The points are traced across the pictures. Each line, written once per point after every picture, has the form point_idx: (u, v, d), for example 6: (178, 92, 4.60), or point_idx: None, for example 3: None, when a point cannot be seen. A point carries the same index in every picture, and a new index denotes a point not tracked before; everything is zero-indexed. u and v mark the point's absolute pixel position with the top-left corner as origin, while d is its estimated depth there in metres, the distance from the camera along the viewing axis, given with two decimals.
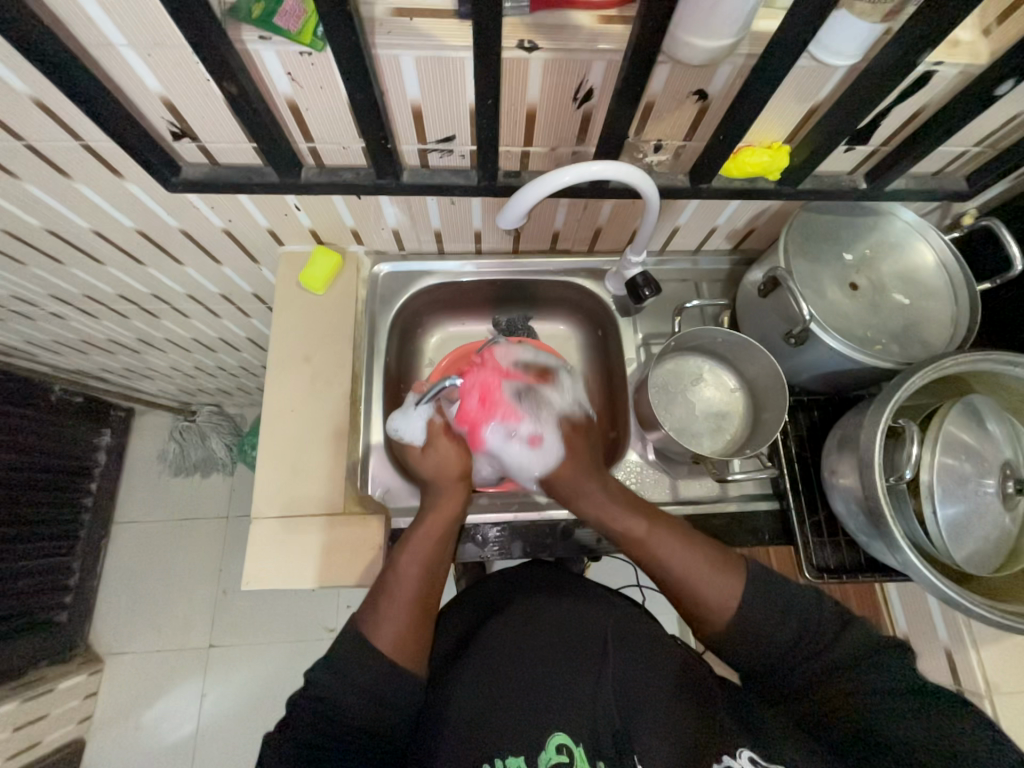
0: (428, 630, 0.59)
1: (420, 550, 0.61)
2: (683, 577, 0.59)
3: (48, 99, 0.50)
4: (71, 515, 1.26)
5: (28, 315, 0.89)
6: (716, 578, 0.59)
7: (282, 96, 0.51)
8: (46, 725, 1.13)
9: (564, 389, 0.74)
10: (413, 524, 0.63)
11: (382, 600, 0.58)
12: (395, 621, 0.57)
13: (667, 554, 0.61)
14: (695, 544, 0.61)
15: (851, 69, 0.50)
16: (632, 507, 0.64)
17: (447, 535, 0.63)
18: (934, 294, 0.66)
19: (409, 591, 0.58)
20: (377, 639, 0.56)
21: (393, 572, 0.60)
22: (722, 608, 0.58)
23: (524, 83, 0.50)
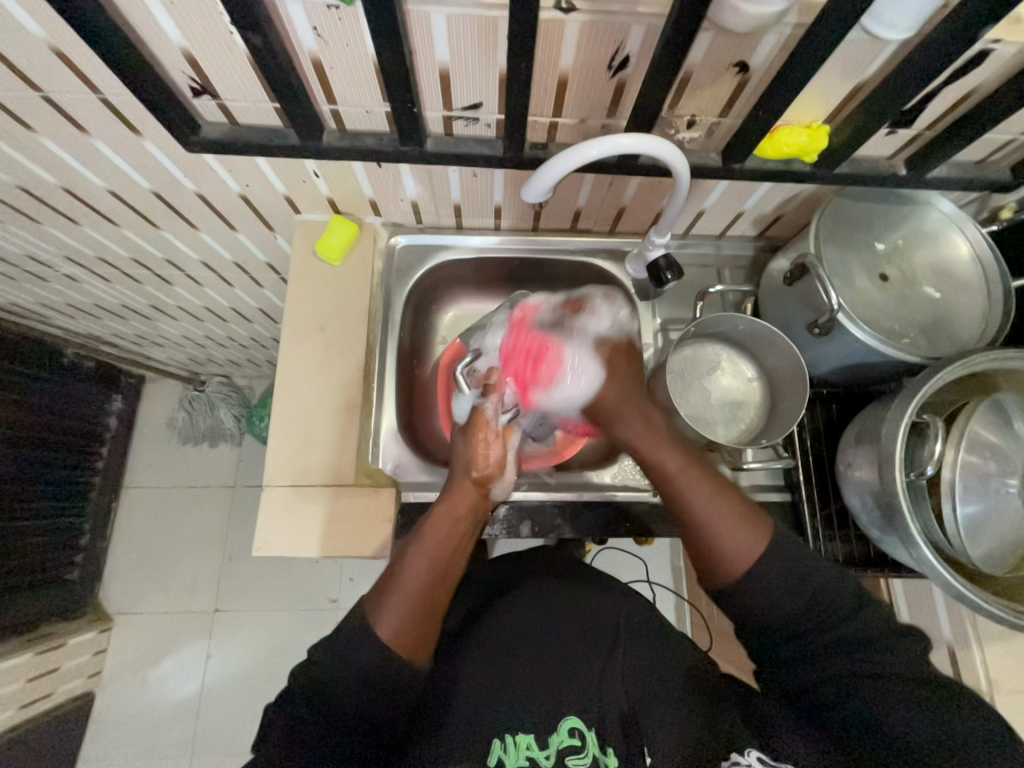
0: (432, 627, 0.58)
1: (429, 544, 0.60)
2: (704, 518, 0.58)
3: (65, 47, 0.48)
4: (82, 477, 1.28)
5: (42, 275, 0.89)
6: (741, 531, 0.57)
7: (306, 53, 0.49)
8: (58, 677, 1.17)
9: (599, 314, 0.75)
10: (426, 516, 0.63)
11: (387, 589, 0.58)
12: (398, 612, 0.57)
13: (696, 490, 0.60)
14: (728, 491, 0.60)
15: (903, 43, 0.47)
16: (666, 445, 0.63)
17: (461, 532, 0.62)
18: (968, 289, 0.64)
19: (414, 585, 0.58)
20: (377, 627, 0.56)
21: (400, 564, 0.60)
22: (738, 555, 0.56)
23: (558, 47, 0.48)
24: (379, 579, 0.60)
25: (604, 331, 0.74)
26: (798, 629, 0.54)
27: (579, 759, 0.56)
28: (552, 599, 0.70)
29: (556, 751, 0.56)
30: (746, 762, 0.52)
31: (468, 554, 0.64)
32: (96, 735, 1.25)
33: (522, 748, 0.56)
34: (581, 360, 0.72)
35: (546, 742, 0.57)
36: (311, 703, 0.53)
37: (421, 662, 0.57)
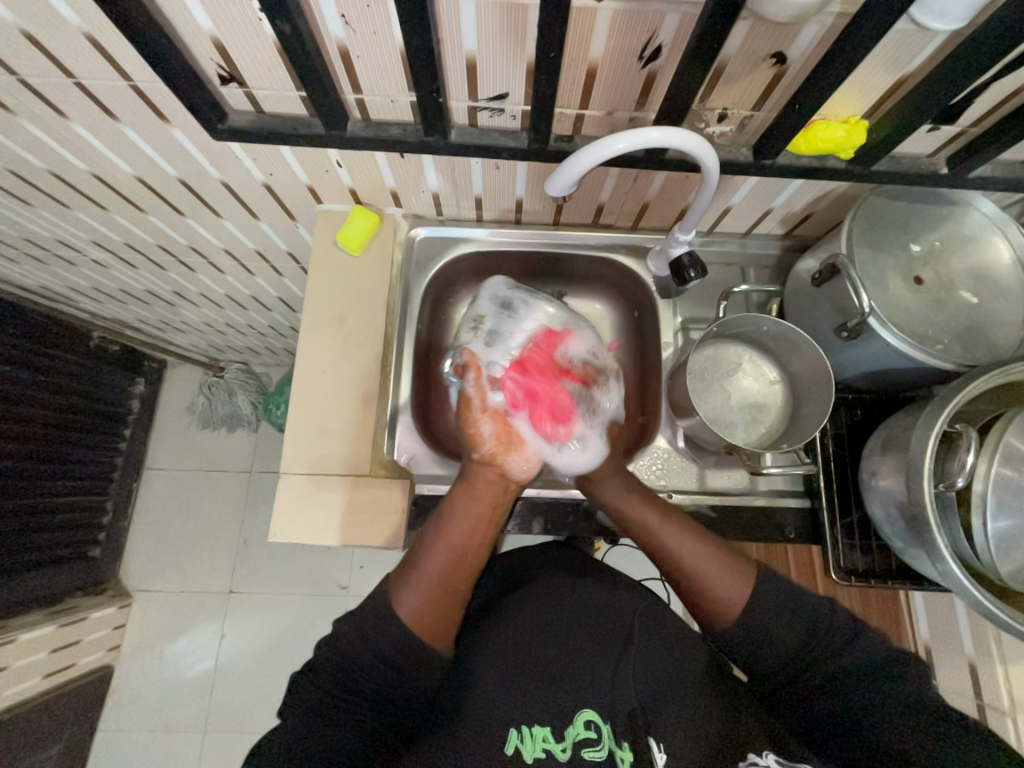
0: (451, 611, 0.59)
1: (448, 529, 0.62)
2: (690, 563, 0.60)
3: (98, 33, 0.49)
4: (105, 457, 1.31)
5: (72, 260, 0.91)
6: (727, 578, 0.58)
7: (334, 41, 0.49)
8: (80, 649, 1.21)
9: (612, 395, 0.78)
10: (444, 506, 0.64)
11: (407, 570, 0.59)
12: (417, 594, 0.58)
13: (678, 536, 0.62)
14: (712, 542, 0.61)
15: (953, 34, 0.45)
16: (646, 505, 0.64)
17: (479, 519, 0.64)
18: (1008, 295, 0.61)
19: (433, 568, 0.59)
20: (397, 608, 0.57)
21: (421, 546, 0.61)
22: (727, 603, 0.57)
23: (589, 36, 0.47)
24: (401, 561, 0.62)
25: (611, 411, 0.76)
26: (807, 631, 0.55)
27: (595, 752, 0.55)
28: (566, 590, 0.70)
29: (572, 744, 0.56)
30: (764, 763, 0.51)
31: (489, 548, 0.64)
32: (115, 706, 1.30)
33: (538, 740, 0.56)
34: (590, 433, 0.72)
35: (563, 734, 0.56)
36: (338, 680, 0.54)
37: (440, 648, 0.57)
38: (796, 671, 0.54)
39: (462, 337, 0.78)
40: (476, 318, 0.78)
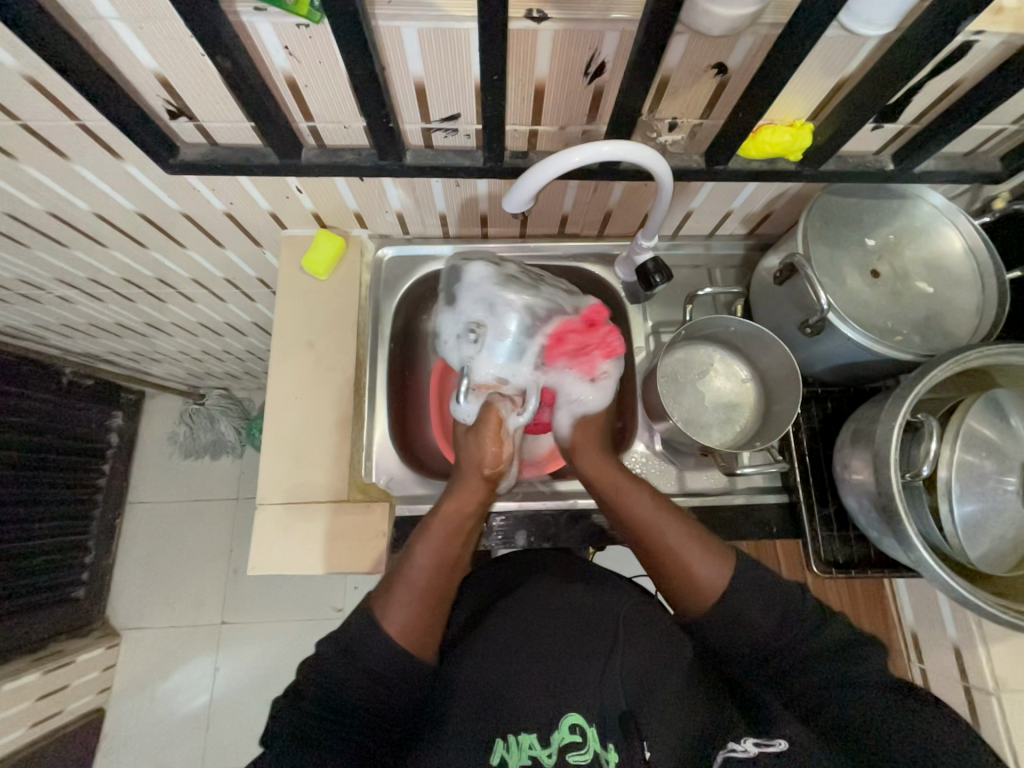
0: (440, 620, 0.59)
1: (434, 541, 0.62)
2: (669, 547, 0.60)
3: (40, 75, 0.48)
4: (84, 495, 1.28)
5: (36, 298, 0.89)
6: (707, 563, 0.59)
7: (279, 72, 0.49)
8: (67, 694, 1.17)
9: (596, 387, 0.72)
10: (431, 516, 0.64)
11: (394, 586, 0.59)
12: (406, 607, 0.57)
13: (659, 519, 0.62)
14: (693, 527, 0.62)
15: (883, 39, 0.47)
16: (630, 487, 0.65)
17: (466, 523, 0.64)
18: (961, 283, 0.63)
19: (419, 581, 0.59)
20: (386, 624, 0.56)
21: (406, 558, 0.61)
22: (703, 592, 0.58)
23: (533, 57, 0.47)
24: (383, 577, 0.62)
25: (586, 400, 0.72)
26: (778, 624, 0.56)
27: (580, 755, 0.54)
28: (555, 594, 0.69)
29: (556, 750, 0.55)
30: (741, 747, 0.51)
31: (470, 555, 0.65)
32: (108, 750, 1.26)
33: (524, 747, 0.55)
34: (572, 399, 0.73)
35: (548, 740, 0.55)
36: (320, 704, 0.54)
37: (428, 660, 0.57)
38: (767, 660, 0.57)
39: (461, 349, 0.70)
40: (463, 323, 0.70)
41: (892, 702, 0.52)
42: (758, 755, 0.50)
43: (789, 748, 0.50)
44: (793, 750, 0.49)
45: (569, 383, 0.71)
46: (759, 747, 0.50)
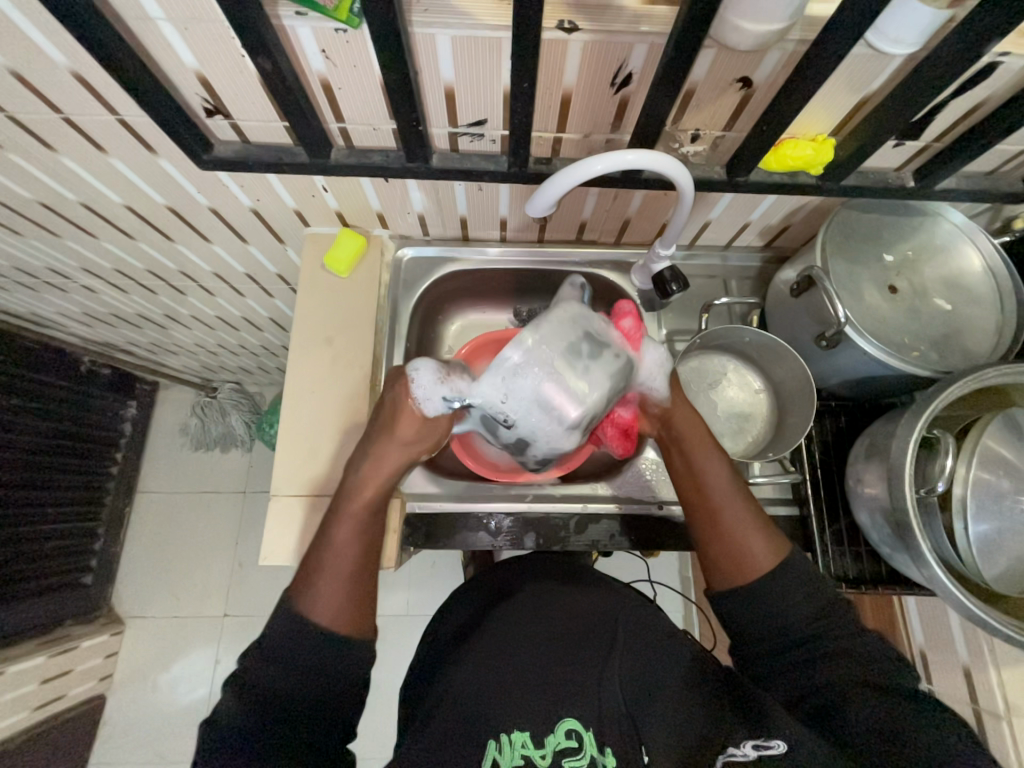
0: (367, 594, 0.59)
1: (348, 521, 0.60)
2: (730, 523, 0.59)
3: (85, 71, 0.50)
4: (96, 482, 1.30)
5: (62, 287, 0.92)
6: (763, 547, 0.58)
7: (315, 75, 0.50)
8: (70, 679, 1.18)
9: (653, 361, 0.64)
10: (346, 497, 0.61)
11: (314, 576, 0.58)
12: (330, 594, 0.57)
13: (730, 493, 0.60)
14: (755, 507, 0.60)
15: (909, 58, 0.47)
16: (712, 453, 0.62)
17: (376, 501, 0.61)
18: (980, 301, 0.63)
19: (339, 565, 0.58)
20: (312, 615, 0.56)
21: (324, 547, 0.59)
22: (750, 568, 0.58)
23: (561, 66, 0.49)
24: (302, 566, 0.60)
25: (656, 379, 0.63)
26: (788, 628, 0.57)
27: (576, 761, 0.54)
28: (552, 598, 0.71)
29: (553, 753, 0.55)
30: (741, 752, 0.49)
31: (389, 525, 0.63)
32: (106, 739, 1.26)
33: (517, 747, 0.56)
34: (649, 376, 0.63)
35: (542, 741, 0.56)
36: (315, 697, 0.54)
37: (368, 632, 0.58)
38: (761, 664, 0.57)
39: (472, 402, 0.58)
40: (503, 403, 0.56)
41: (899, 704, 0.49)
42: (757, 758, 0.47)
43: (787, 749, 0.46)
44: (792, 751, 0.46)
45: (650, 355, 0.62)
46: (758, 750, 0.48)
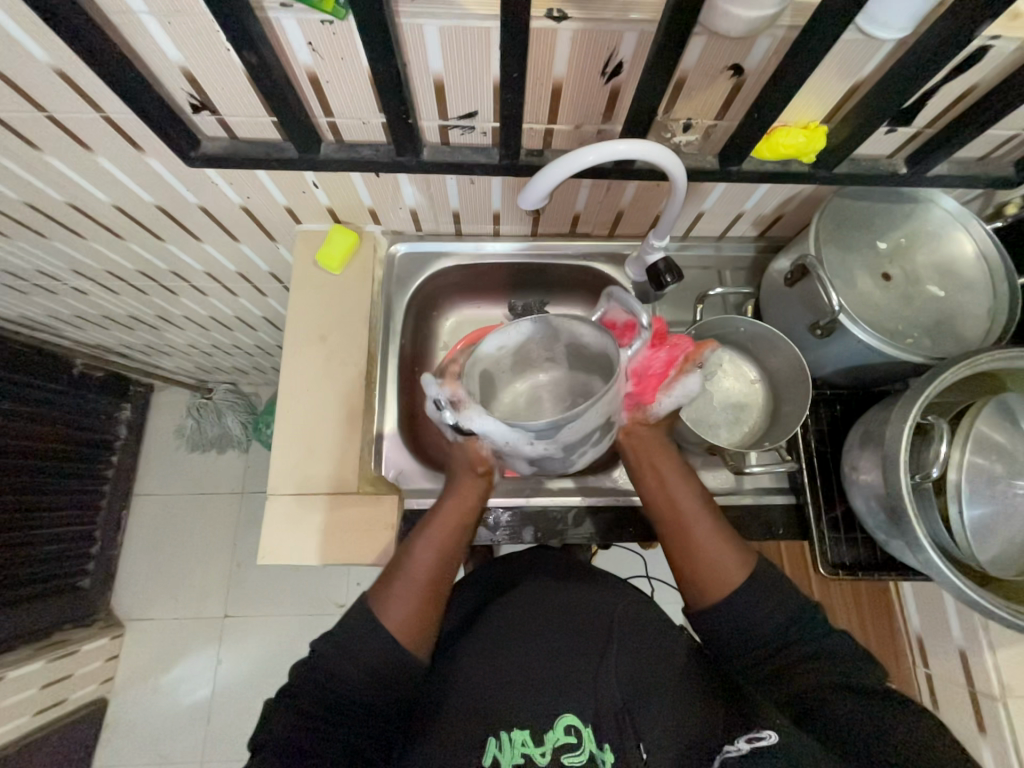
0: (437, 613, 0.60)
1: (434, 538, 0.61)
2: (698, 543, 0.60)
3: (68, 68, 0.49)
4: (92, 485, 1.29)
5: (52, 289, 0.91)
6: (732, 558, 0.59)
7: (302, 68, 0.50)
8: (71, 683, 1.18)
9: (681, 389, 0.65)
10: (435, 512, 0.63)
11: (394, 581, 0.59)
12: (406, 604, 0.58)
13: (698, 515, 0.62)
14: (723, 530, 0.61)
15: (899, 43, 0.47)
16: (682, 480, 0.64)
17: (465, 525, 0.63)
18: (972, 287, 0.63)
19: (420, 578, 0.59)
20: (384, 618, 0.57)
21: (406, 557, 0.60)
22: (719, 585, 0.58)
23: (551, 56, 0.48)
24: (383, 571, 0.61)
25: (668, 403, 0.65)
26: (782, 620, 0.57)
27: (575, 756, 0.55)
28: (551, 596, 0.70)
29: (551, 749, 0.55)
30: (734, 748, 0.50)
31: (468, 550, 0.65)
32: (108, 741, 1.26)
33: (517, 745, 0.56)
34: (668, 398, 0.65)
35: (542, 739, 0.56)
36: (315, 693, 0.54)
37: (424, 656, 0.58)
38: (757, 666, 0.56)
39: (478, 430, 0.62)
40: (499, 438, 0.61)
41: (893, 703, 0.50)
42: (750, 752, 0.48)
43: (779, 740, 0.47)
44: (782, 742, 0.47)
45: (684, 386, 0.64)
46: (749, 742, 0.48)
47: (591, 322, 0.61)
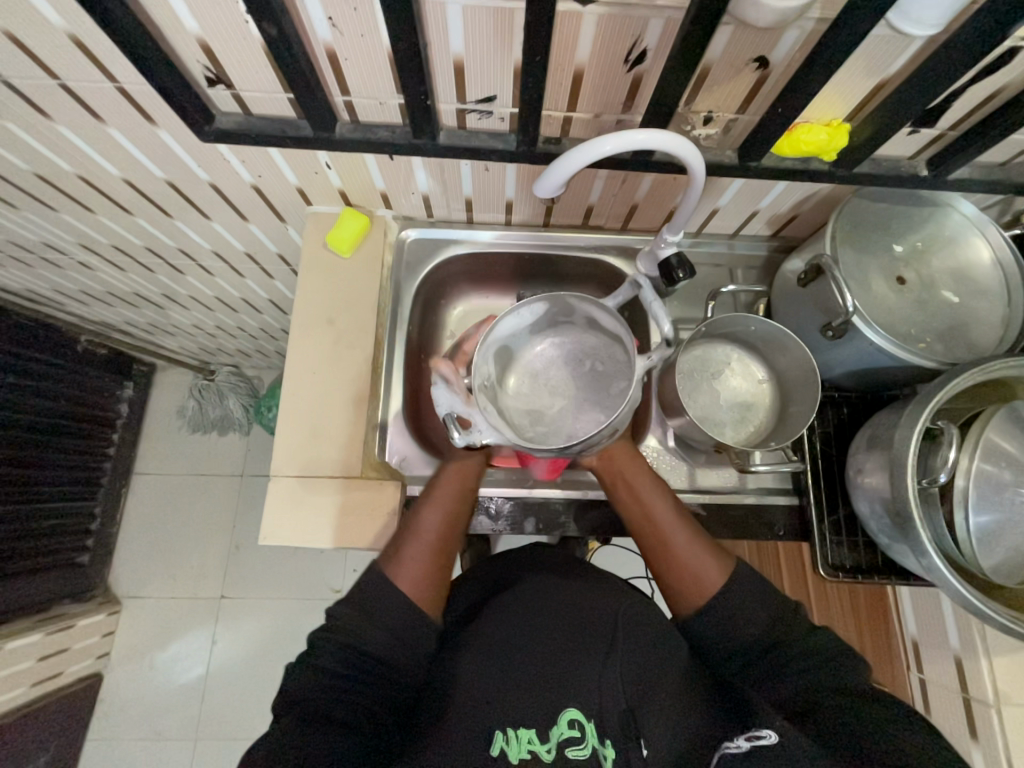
0: (446, 577, 0.63)
1: (441, 505, 0.65)
2: (678, 551, 0.62)
3: (84, 35, 0.48)
4: (92, 462, 1.29)
5: (58, 263, 0.90)
6: (710, 562, 0.61)
7: (321, 43, 0.49)
8: (67, 657, 1.19)
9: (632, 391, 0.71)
10: (439, 482, 0.67)
11: (404, 546, 0.62)
12: (416, 566, 0.61)
13: (674, 523, 0.63)
14: (700, 533, 0.63)
15: (930, 40, 0.46)
16: (657, 491, 0.65)
17: (469, 493, 0.67)
18: (987, 294, 0.62)
19: (428, 542, 0.62)
20: (399, 579, 0.60)
21: (414, 526, 0.63)
22: (696, 589, 0.60)
23: (575, 40, 0.47)
24: (390, 542, 0.64)
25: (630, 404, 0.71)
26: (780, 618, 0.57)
27: (579, 750, 0.55)
28: (553, 591, 0.71)
29: (556, 744, 0.55)
30: (735, 744, 0.49)
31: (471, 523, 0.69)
32: (103, 716, 1.28)
33: (523, 742, 0.55)
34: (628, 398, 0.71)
35: (547, 736, 0.55)
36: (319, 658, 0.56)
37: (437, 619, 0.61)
38: (754, 664, 0.56)
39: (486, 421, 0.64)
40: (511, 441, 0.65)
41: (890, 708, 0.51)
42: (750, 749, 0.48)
43: (779, 739, 0.47)
44: (783, 740, 0.47)
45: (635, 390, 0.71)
46: (749, 741, 0.48)
47: (613, 310, 0.67)
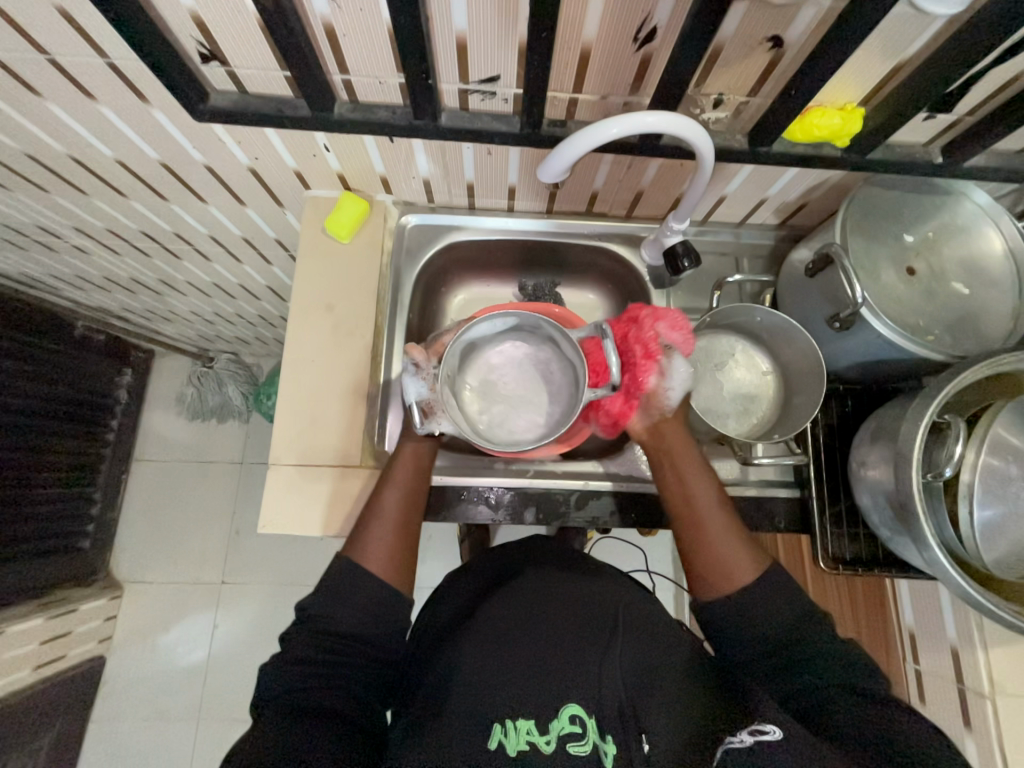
0: (411, 552, 0.62)
1: (395, 485, 0.63)
2: (709, 542, 0.60)
3: (72, 7, 0.47)
4: (92, 448, 1.29)
5: (52, 246, 0.88)
6: (747, 560, 0.60)
7: (318, 18, 0.47)
8: (70, 640, 1.20)
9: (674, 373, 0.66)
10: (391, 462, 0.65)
11: (365, 531, 0.61)
12: (379, 548, 0.60)
13: (716, 513, 0.62)
14: (739, 527, 0.62)
15: (951, 19, 0.45)
16: (702, 478, 0.63)
17: (423, 468, 0.66)
18: (998, 285, 0.61)
19: (388, 523, 0.61)
20: (366, 563, 0.59)
21: (373, 509, 0.62)
22: (724, 581, 0.59)
23: (582, 17, 0.46)
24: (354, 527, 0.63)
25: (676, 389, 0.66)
26: (780, 609, 0.57)
27: (579, 746, 0.54)
28: (555, 586, 0.71)
29: (556, 738, 0.55)
30: (738, 738, 0.48)
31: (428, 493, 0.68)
32: (106, 697, 1.29)
33: (522, 732, 0.55)
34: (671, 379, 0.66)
35: (547, 728, 0.56)
36: (315, 643, 0.56)
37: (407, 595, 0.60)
38: (759, 664, 0.56)
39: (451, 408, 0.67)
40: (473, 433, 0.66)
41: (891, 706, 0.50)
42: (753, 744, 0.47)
43: (782, 736, 0.46)
44: (787, 737, 0.46)
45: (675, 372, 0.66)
46: (750, 736, 0.48)
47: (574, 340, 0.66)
